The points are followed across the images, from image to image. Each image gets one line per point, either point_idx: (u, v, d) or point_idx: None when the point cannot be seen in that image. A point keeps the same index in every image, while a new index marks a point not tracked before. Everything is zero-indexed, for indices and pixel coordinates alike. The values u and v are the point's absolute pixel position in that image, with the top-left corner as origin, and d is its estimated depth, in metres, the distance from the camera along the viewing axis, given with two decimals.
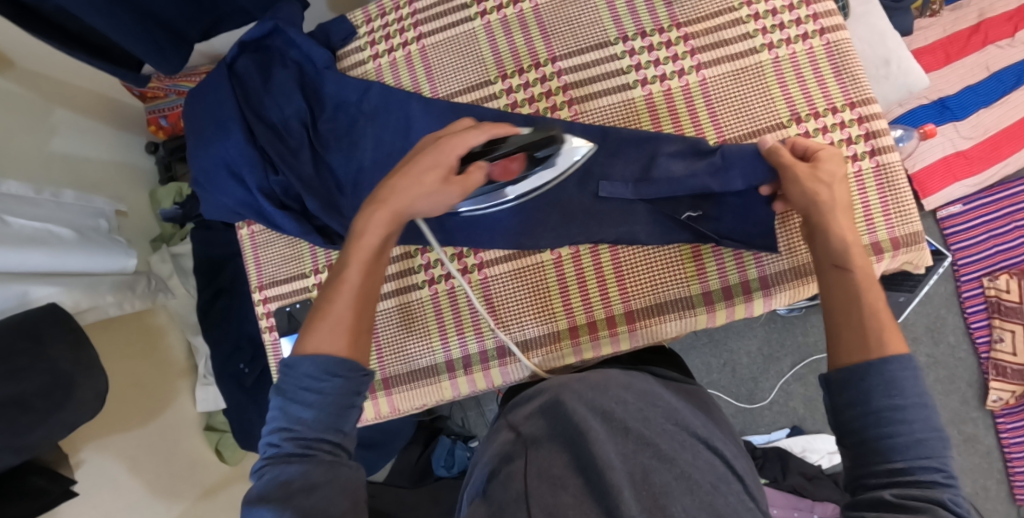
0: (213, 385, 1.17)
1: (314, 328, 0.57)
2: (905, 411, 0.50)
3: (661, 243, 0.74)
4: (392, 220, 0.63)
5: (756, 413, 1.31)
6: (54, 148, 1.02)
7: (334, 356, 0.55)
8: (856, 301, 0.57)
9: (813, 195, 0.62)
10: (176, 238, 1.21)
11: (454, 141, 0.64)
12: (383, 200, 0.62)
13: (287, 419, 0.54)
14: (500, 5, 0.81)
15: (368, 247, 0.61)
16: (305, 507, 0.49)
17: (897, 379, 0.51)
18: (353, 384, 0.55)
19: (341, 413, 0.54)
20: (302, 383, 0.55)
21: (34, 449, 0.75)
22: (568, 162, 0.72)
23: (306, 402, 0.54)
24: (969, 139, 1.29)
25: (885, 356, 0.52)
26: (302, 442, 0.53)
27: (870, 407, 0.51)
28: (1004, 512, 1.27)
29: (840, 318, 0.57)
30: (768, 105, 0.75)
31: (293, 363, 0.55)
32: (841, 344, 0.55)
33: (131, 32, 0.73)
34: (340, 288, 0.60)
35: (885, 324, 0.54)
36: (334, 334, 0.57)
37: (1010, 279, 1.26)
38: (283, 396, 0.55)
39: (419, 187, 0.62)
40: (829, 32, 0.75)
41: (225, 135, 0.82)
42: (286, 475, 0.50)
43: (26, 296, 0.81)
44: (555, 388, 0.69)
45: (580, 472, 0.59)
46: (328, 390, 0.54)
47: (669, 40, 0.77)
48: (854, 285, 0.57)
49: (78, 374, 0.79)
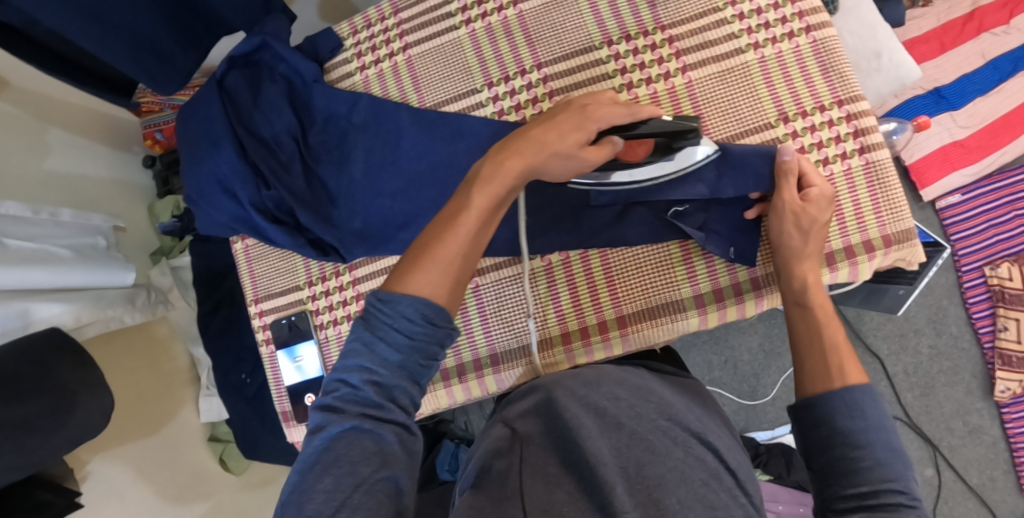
0: (216, 395, 1.18)
1: (423, 265, 0.56)
2: (867, 435, 0.55)
3: (650, 246, 0.74)
4: (522, 173, 0.62)
5: (759, 409, 1.31)
6: (50, 166, 1.03)
7: (435, 303, 0.55)
8: (817, 334, 0.63)
9: (785, 239, 0.67)
10: (175, 251, 1.22)
11: (601, 110, 0.64)
12: (520, 151, 0.62)
13: (372, 360, 0.53)
14: (485, 13, 0.82)
15: (492, 195, 0.60)
16: (377, 475, 0.49)
17: (855, 404, 0.56)
18: (442, 337, 0.55)
19: (425, 365, 0.54)
20: (396, 323, 0.54)
21: (38, 465, 0.75)
22: (689, 160, 0.70)
23: (397, 346, 0.53)
24: (966, 128, 1.28)
25: (844, 384, 0.58)
26: (382, 391, 0.53)
27: (833, 431, 0.56)
28: (1011, 502, 1.26)
29: (806, 346, 0.63)
30: (756, 105, 0.74)
31: (389, 298, 0.54)
32: (808, 372, 0.61)
33: (120, 54, 0.74)
34: (456, 231, 0.59)
35: (845, 359, 0.60)
36: (440, 280, 0.56)
37: (1012, 266, 1.25)
38: (372, 332, 0.54)
39: (561, 145, 0.63)
40: (815, 29, 0.74)
41: (216, 151, 0.83)
42: (363, 428, 0.51)
43: (26, 315, 0.83)
44: (548, 386, 0.70)
45: (572, 469, 0.59)
46: (419, 338, 0.54)
47: (654, 42, 0.77)
48: (815, 320, 0.64)
49: (81, 391, 0.79)
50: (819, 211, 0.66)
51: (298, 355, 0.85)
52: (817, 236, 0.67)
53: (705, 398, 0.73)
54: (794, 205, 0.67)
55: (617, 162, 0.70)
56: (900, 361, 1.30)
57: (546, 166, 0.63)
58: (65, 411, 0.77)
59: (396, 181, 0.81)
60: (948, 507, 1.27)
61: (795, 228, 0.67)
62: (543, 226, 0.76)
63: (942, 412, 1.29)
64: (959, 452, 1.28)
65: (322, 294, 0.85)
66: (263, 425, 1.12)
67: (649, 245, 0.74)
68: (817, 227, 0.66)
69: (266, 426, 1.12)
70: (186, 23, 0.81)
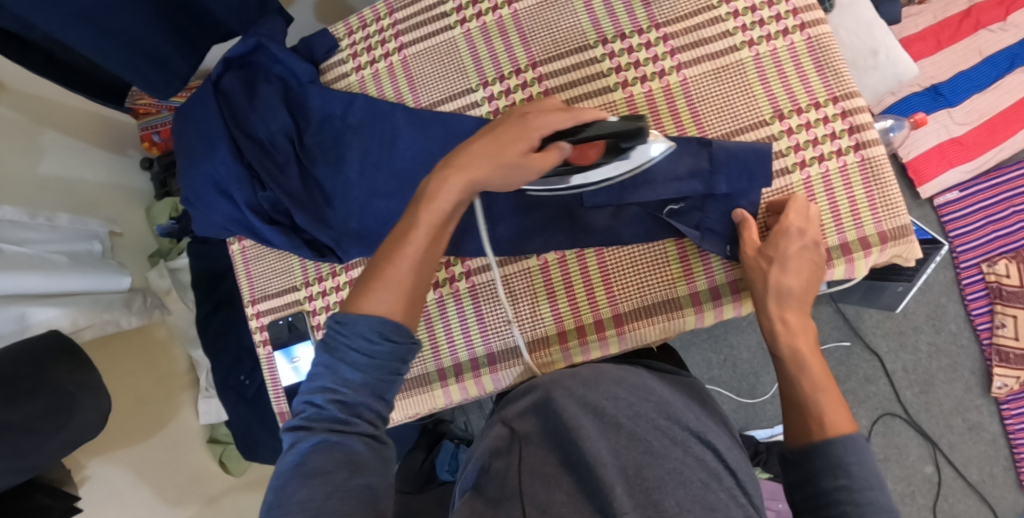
0: (215, 397, 1.18)
1: (374, 287, 0.58)
2: (852, 492, 0.55)
3: (646, 244, 0.74)
4: (465, 188, 0.62)
5: (759, 408, 1.31)
6: (47, 170, 1.03)
7: (391, 319, 0.56)
8: (796, 386, 0.62)
9: (751, 280, 0.67)
10: (173, 253, 1.21)
11: (541, 119, 0.64)
12: (462, 166, 0.62)
13: (334, 380, 0.54)
14: (479, 12, 0.82)
15: (438, 211, 0.61)
16: (351, 482, 0.50)
17: (842, 461, 0.56)
18: (402, 352, 0.56)
19: (388, 380, 0.55)
20: (355, 344, 0.55)
21: (38, 469, 0.75)
22: (643, 158, 0.70)
23: (358, 365, 0.54)
24: (963, 125, 1.28)
25: (825, 438, 0.58)
26: (347, 407, 0.53)
27: (819, 488, 0.56)
28: (1011, 498, 1.26)
29: (791, 387, 0.63)
30: (750, 102, 0.74)
31: (348, 321, 0.56)
32: (794, 419, 0.61)
33: (120, 63, 0.75)
34: (405, 250, 0.60)
35: (828, 408, 0.59)
36: (392, 297, 0.57)
37: (1010, 264, 1.25)
38: (332, 354, 0.55)
39: (502, 156, 0.62)
40: (810, 26, 0.74)
41: (212, 152, 0.83)
42: (331, 444, 0.52)
43: (24, 318, 0.83)
44: (547, 385, 0.69)
45: (571, 469, 0.59)
46: (379, 355, 0.55)
47: (649, 40, 0.77)
48: (788, 371, 0.63)
49: (81, 394, 0.80)
50: (779, 249, 0.66)
51: (295, 356, 0.85)
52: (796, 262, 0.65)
53: (702, 397, 0.73)
54: (752, 250, 0.68)
55: (570, 167, 0.70)
56: (900, 358, 1.30)
57: (488, 181, 0.63)
58: (63, 414, 0.77)
59: (392, 181, 0.81)
60: (948, 504, 1.27)
61: (758, 270, 0.67)
62: (538, 225, 0.76)
63: (942, 408, 1.29)
64: (959, 449, 1.28)
65: (318, 294, 0.85)
66: (262, 426, 1.12)
67: (645, 243, 0.74)
68: (779, 266, 0.65)
69: (266, 427, 1.12)
70: (182, 28, 0.81)
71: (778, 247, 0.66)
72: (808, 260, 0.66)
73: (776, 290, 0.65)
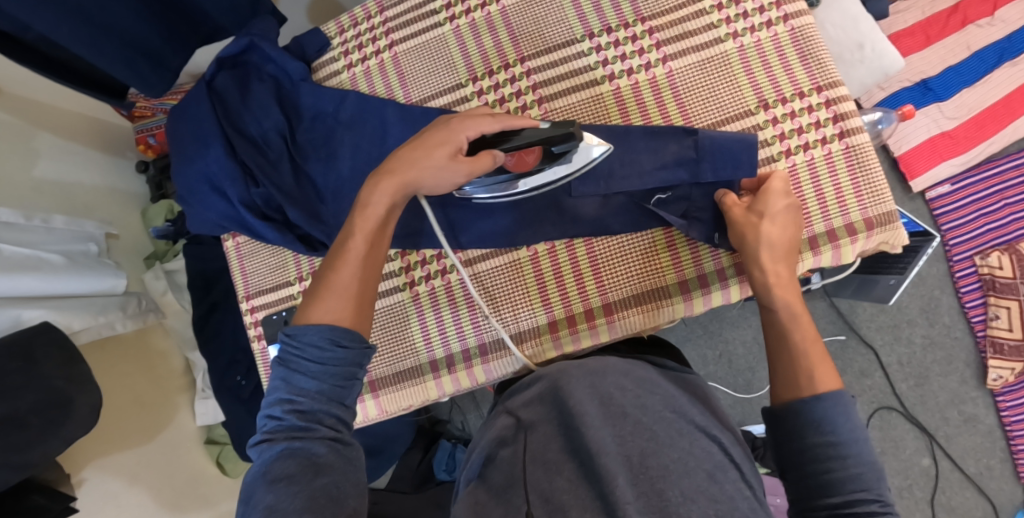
0: (212, 398, 1.18)
1: (319, 298, 0.59)
2: (839, 448, 0.57)
3: (635, 233, 0.75)
4: (399, 190, 0.65)
5: (755, 403, 1.31)
6: (44, 173, 1.04)
7: (338, 325, 0.58)
8: (787, 341, 0.63)
9: (741, 237, 0.68)
10: (169, 255, 1.23)
11: (465, 122, 0.67)
12: (392, 170, 0.65)
13: (290, 391, 0.56)
14: (468, 9, 0.83)
15: (374, 217, 0.64)
16: (315, 483, 0.51)
17: (829, 418, 0.58)
18: (355, 356, 0.58)
19: (345, 384, 0.57)
20: (306, 353, 0.57)
21: (32, 467, 0.77)
22: (585, 159, 0.73)
23: (311, 373, 0.56)
24: (953, 119, 1.29)
25: (815, 394, 0.59)
26: (305, 414, 0.55)
27: (806, 444, 0.58)
28: (1009, 491, 1.26)
29: (777, 350, 0.64)
30: (735, 92, 0.75)
31: (297, 333, 0.58)
32: (780, 380, 0.62)
33: (115, 60, 0.76)
34: (346, 256, 0.62)
35: (815, 364, 0.61)
36: (337, 303, 0.59)
37: (1002, 256, 1.25)
38: (286, 367, 0.57)
39: (430, 161, 0.65)
40: (793, 18, 0.75)
41: (206, 150, 0.84)
42: (292, 450, 0.53)
43: (19, 318, 0.84)
44: (554, 375, 0.70)
45: (573, 456, 0.60)
46: (332, 360, 0.57)
47: (635, 34, 0.78)
48: (781, 325, 0.64)
49: (74, 391, 0.82)
50: (767, 206, 0.68)
51: None
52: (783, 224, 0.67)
53: (695, 389, 0.74)
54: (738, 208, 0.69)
55: (511, 175, 0.73)
56: (894, 352, 1.30)
57: (421, 181, 0.65)
58: (58, 409, 0.79)
59: None
60: (946, 496, 1.27)
61: (748, 226, 0.68)
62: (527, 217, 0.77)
63: (937, 401, 1.29)
64: (956, 441, 1.28)
65: None
66: None
67: (634, 232, 0.75)
68: (768, 219, 0.67)
69: None
70: (174, 24, 0.82)
71: (765, 204, 0.68)
72: (792, 219, 0.68)
73: (766, 243, 0.66)
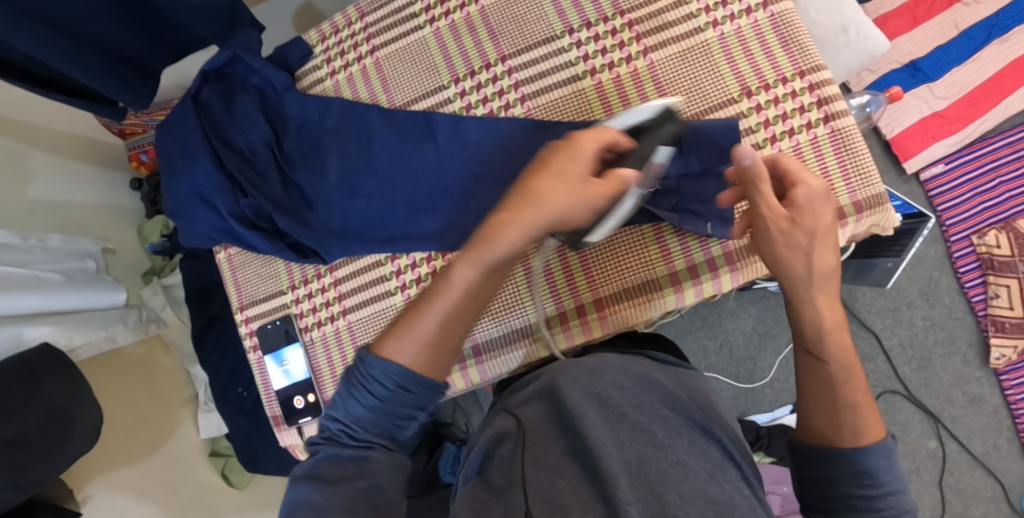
0: (215, 411, 1.19)
1: (401, 335, 0.60)
2: (877, 500, 0.56)
3: (620, 227, 0.75)
4: (516, 242, 0.60)
5: (758, 392, 1.31)
6: (37, 193, 1.04)
7: (411, 373, 0.58)
8: (832, 388, 0.59)
9: (785, 266, 0.61)
10: (167, 269, 1.24)
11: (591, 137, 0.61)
12: (514, 218, 0.60)
13: (349, 412, 0.59)
14: (448, 11, 0.83)
15: (478, 269, 0.60)
16: (357, 485, 0.55)
17: (869, 470, 0.56)
18: (417, 401, 0.59)
19: (400, 423, 0.59)
20: (372, 384, 0.58)
21: (37, 486, 0.77)
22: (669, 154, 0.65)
23: (371, 404, 0.58)
24: (944, 99, 1.28)
25: (858, 448, 0.57)
26: (358, 436, 0.58)
27: (839, 493, 0.57)
28: (1018, 469, 1.25)
29: (815, 392, 0.60)
30: (717, 81, 0.75)
31: (370, 364, 0.59)
32: (816, 427, 0.60)
33: (106, 75, 0.77)
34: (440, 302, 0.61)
35: (862, 417, 0.58)
36: (417, 350, 0.59)
37: (999, 234, 1.25)
38: (350, 386, 0.59)
39: (564, 190, 0.59)
40: (772, 4, 0.75)
41: (193, 164, 0.84)
42: (339, 458, 0.57)
43: (19, 338, 0.84)
44: (551, 373, 0.70)
45: (576, 459, 0.59)
46: (394, 399, 0.58)
47: (614, 28, 0.78)
48: (831, 376, 0.60)
49: (75, 408, 0.83)
50: (817, 218, 0.59)
51: (284, 359, 0.87)
52: (823, 249, 0.59)
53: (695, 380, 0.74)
54: (781, 217, 0.59)
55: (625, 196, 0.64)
56: (895, 334, 1.29)
57: (541, 217, 0.59)
58: (60, 428, 0.80)
59: (372, 183, 0.82)
60: (954, 478, 1.26)
61: (793, 248, 0.60)
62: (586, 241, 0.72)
63: (941, 383, 1.28)
64: (961, 422, 1.27)
65: (305, 297, 0.86)
66: (262, 436, 1.14)
67: (620, 228, 0.75)
68: (818, 241, 0.59)
69: (265, 437, 1.13)
70: (156, 32, 0.83)
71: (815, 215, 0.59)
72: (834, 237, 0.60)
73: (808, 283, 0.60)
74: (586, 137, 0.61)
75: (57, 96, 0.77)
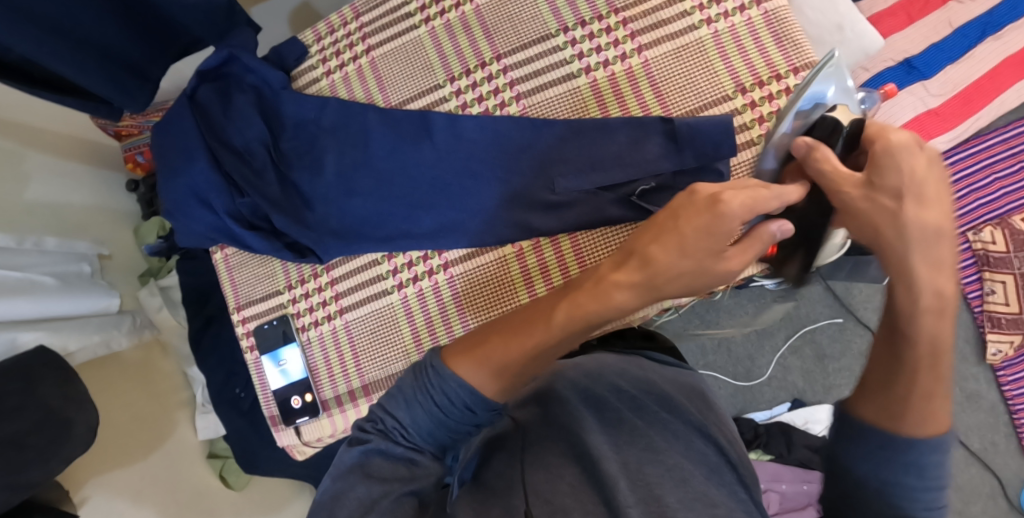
0: (212, 412, 1.19)
1: (489, 355, 0.56)
2: (917, 493, 0.48)
3: (614, 224, 0.75)
4: (632, 290, 0.55)
5: (757, 390, 1.31)
6: (32, 195, 1.04)
7: (485, 395, 0.56)
8: (909, 365, 0.49)
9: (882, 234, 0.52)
10: (162, 271, 1.24)
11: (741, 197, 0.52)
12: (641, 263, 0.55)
13: (406, 415, 0.57)
14: (444, 10, 0.83)
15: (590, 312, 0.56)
16: (406, 488, 0.55)
17: (918, 460, 0.48)
18: (478, 423, 0.57)
19: (455, 436, 0.57)
20: (441, 396, 0.56)
21: (30, 488, 0.77)
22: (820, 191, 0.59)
23: (433, 413, 0.56)
24: (937, 96, 1.28)
25: (912, 437, 0.48)
26: (410, 439, 0.57)
27: (878, 478, 0.49)
28: (1015, 465, 1.26)
29: (890, 359, 0.51)
30: (712, 78, 0.76)
31: (446, 374, 0.56)
32: (872, 397, 0.51)
33: (100, 76, 0.76)
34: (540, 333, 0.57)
35: (931, 406, 0.48)
36: (501, 376, 0.56)
37: (995, 231, 1.25)
38: (418, 390, 0.57)
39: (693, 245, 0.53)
40: (767, 1, 0.75)
41: (190, 163, 0.84)
42: (389, 457, 0.56)
43: (13, 341, 0.83)
44: (548, 377, 0.69)
45: (577, 461, 0.59)
46: (457, 415, 0.56)
47: (609, 26, 0.78)
48: (914, 352, 0.49)
49: (69, 411, 0.82)
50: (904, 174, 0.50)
51: (282, 359, 0.87)
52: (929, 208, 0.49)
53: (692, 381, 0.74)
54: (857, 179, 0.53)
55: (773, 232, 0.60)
56: None
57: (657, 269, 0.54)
58: (57, 429, 0.80)
59: (368, 181, 0.82)
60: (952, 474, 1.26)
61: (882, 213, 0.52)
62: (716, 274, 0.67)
63: None
64: (958, 418, 1.27)
65: (302, 297, 0.86)
66: (260, 438, 1.14)
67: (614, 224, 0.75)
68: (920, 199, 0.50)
69: (263, 438, 1.14)
70: (153, 34, 0.83)
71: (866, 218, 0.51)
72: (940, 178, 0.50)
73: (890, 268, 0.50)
74: (735, 200, 0.52)
75: (50, 96, 0.76)
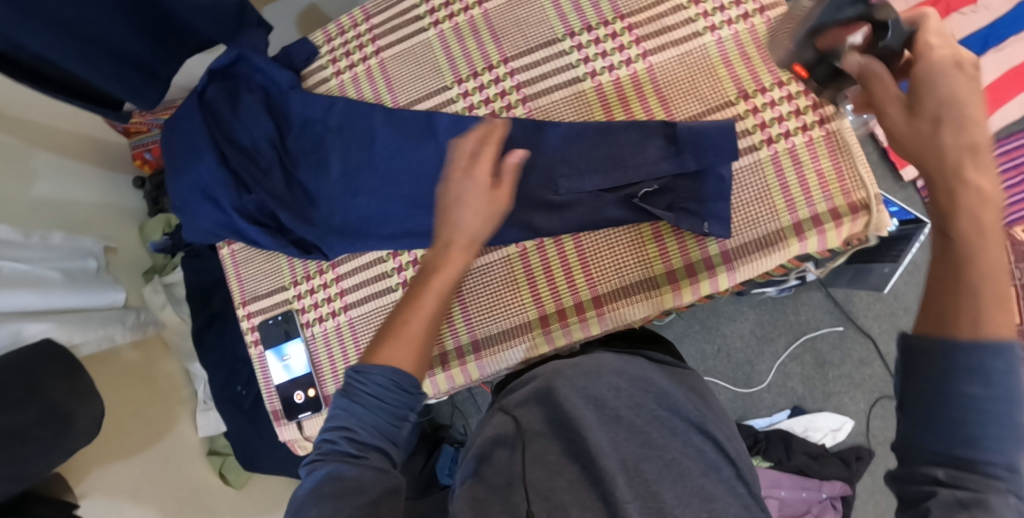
0: (213, 409, 1.20)
1: (388, 342, 0.65)
2: (989, 407, 0.43)
3: (616, 225, 0.76)
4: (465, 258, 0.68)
5: (756, 397, 1.31)
6: (40, 191, 1.05)
7: (402, 369, 0.62)
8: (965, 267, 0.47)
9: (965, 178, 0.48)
10: (167, 268, 1.24)
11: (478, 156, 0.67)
12: (450, 243, 0.68)
13: (348, 420, 0.59)
14: (452, 13, 0.85)
15: (447, 279, 0.68)
16: (359, 500, 0.52)
17: (981, 365, 0.43)
18: (410, 401, 0.61)
19: (397, 425, 0.60)
20: (370, 389, 0.60)
21: (33, 478, 0.78)
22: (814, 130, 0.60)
23: (370, 406, 0.59)
24: None
25: (978, 338, 0.44)
26: (359, 443, 0.57)
27: (949, 390, 0.44)
28: None
29: (945, 270, 0.48)
30: (715, 84, 0.77)
31: (365, 370, 0.61)
32: (938, 308, 0.47)
33: (108, 73, 0.78)
34: (417, 312, 0.67)
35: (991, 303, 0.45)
36: (406, 352, 0.64)
37: None
38: (349, 397, 0.60)
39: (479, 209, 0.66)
40: (769, 10, 0.77)
41: (198, 161, 0.86)
42: (337, 473, 0.54)
43: (19, 333, 0.85)
44: (548, 375, 0.70)
45: (574, 459, 0.60)
46: (390, 399, 0.60)
47: (614, 31, 0.80)
48: (966, 255, 0.47)
49: (74, 403, 0.83)
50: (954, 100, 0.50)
51: (285, 354, 0.88)
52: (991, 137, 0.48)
53: (692, 381, 0.74)
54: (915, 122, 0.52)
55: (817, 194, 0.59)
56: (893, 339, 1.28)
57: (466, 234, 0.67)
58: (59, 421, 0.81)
59: (373, 180, 0.83)
60: None
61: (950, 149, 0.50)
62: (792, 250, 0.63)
63: None
64: None
65: (307, 293, 0.88)
66: (260, 436, 1.14)
67: (617, 227, 0.77)
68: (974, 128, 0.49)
69: (264, 436, 1.14)
70: (165, 33, 0.85)
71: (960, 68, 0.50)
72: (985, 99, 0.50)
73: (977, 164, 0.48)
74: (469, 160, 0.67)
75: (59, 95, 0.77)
